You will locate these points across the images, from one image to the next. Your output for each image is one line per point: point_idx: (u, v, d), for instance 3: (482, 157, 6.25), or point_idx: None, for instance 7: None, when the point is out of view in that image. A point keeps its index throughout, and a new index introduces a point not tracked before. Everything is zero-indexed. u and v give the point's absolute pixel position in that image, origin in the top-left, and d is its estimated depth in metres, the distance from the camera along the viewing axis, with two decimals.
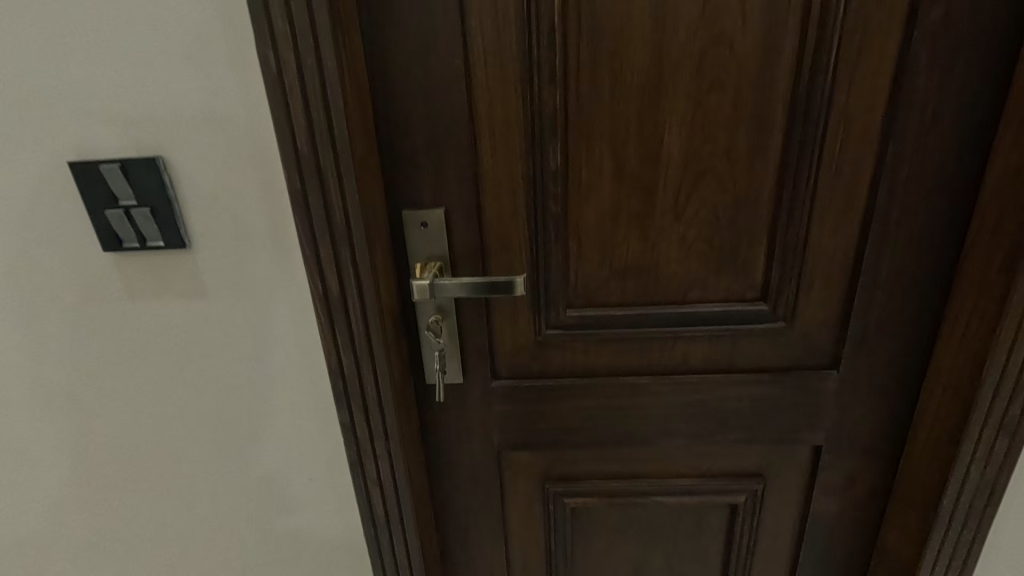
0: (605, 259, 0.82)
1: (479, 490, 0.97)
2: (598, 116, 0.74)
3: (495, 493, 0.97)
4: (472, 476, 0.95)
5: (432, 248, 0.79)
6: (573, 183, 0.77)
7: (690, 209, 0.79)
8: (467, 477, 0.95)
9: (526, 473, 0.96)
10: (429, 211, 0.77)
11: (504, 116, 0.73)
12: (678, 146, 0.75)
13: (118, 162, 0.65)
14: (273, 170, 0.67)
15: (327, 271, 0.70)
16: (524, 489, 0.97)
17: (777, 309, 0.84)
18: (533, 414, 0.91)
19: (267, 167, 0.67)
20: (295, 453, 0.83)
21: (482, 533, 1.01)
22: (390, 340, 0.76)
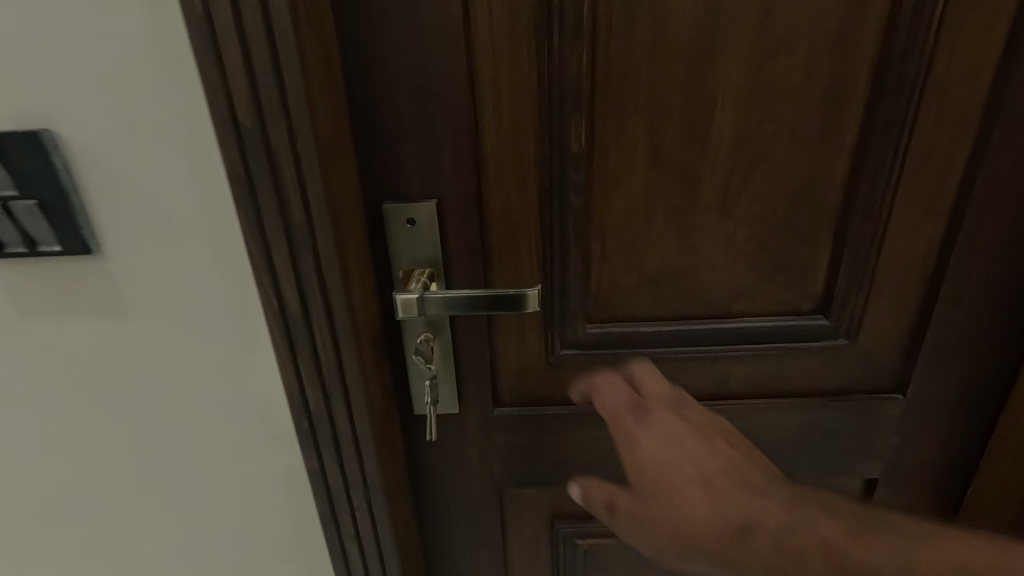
0: (634, 265, 0.67)
1: (477, 534, 0.82)
2: (634, 86, 0.58)
3: (495, 536, 0.83)
4: (468, 518, 0.80)
5: (422, 252, 0.63)
6: (599, 171, 0.62)
7: (742, 204, 0.63)
8: (463, 520, 0.81)
9: (533, 511, 0.82)
10: (417, 205, 0.61)
11: (514, 83, 0.57)
12: (732, 124, 0.60)
13: None
14: (210, 153, 0.50)
15: (283, 285, 0.54)
16: (529, 531, 0.83)
17: (838, 324, 0.70)
18: (542, 447, 0.76)
19: (201, 150, 0.50)
20: (252, 503, 0.68)
21: None
22: (370, 368, 0.60)
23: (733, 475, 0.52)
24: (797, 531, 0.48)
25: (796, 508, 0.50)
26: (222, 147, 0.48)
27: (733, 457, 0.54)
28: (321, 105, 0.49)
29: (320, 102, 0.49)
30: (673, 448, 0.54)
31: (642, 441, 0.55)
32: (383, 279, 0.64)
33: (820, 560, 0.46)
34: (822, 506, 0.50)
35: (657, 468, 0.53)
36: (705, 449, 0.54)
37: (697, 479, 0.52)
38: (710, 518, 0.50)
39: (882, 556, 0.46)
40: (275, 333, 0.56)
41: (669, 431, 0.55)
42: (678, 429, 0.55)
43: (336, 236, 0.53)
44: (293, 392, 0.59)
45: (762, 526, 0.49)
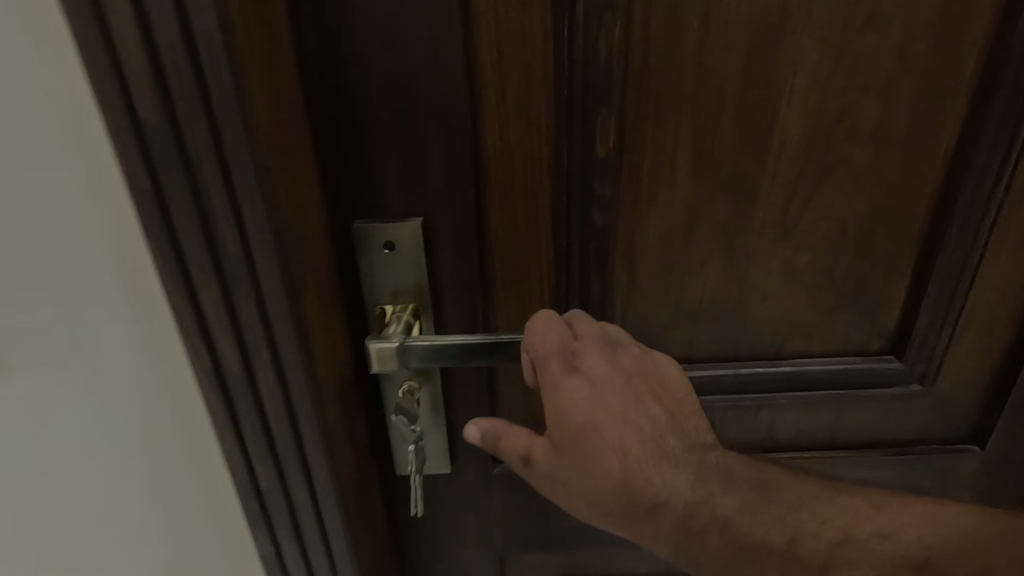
0: (668, 295, 0.54)
1: None
2: (679, 71, 0.45)
3: None
4: None
5: (405, 284, 0.49)
6: (630, 180, 0.48)
7: (805, 221, 0.51)
8: None
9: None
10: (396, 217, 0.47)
11: (525, 67, 0.44)
12: (802, 122, 0.47)
13: None
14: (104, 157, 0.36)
15: (217, 335, 0.40)
16: None
17: (912, 367, 0.57)
18: (551, 509, 0.64)
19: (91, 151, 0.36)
20: None
21: None
22: (338, 433, 0.47)
23: (653, 443, 0.42)
24: (705, 507, 0.41)
25: (708, 483, 0.42)
26: (119, 152, 0.34)
27: (658, 417, 0.43)
28: (267, 96, 0.35)
29: (262, 90, 0.35)
30: (595, 401, 0.43)
31: (563, 392, 0.43)
32: (354, 317, 0.50)
33: (720, 544, 0.41)
34: (735, 480, 0.43)
35: (569, 432, 0.43)
36: (627, 403, 0.43)
37: (614, 445, 0.42)
38: (621, 491, 0.41)
39: (788, 533, 0.41)
40: (208, 396, 0.43)
41: (595, 379, 0.43)
42: (607, 379, 0.43)
43: (288, 274, 0.39)
44: (237, 466, 0.46)
45: (670, 506, 0.41)
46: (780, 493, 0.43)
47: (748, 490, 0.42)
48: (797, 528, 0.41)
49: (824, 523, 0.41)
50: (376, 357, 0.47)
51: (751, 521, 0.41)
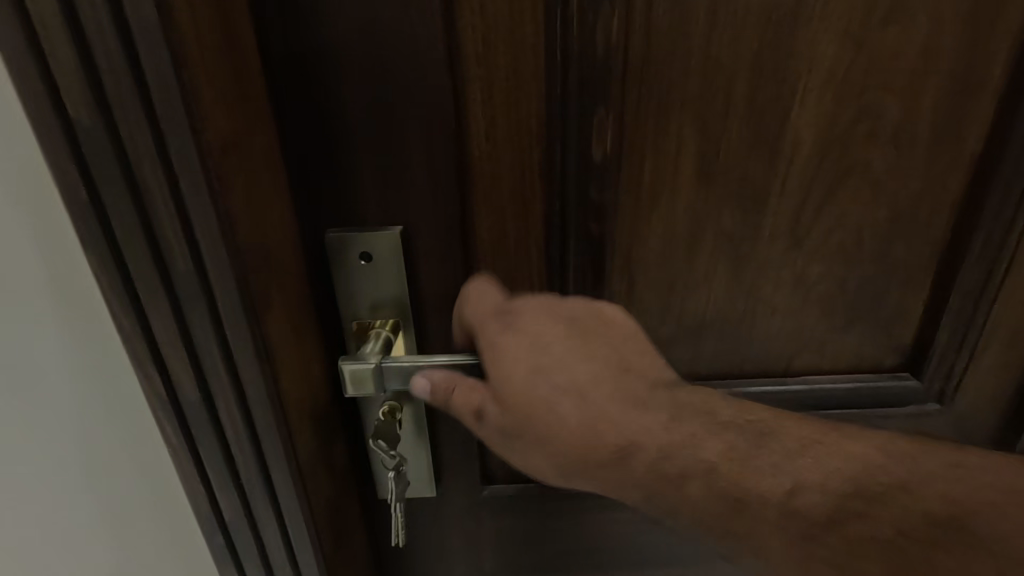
0: (670, 309, 0.50)
1: None
2: (683, 68, 0.41)
3: None
4: None
5: (385, 298, 0.45)
6: (629, 186, 0.44)
7: (818, 230, 0.47)
8: None
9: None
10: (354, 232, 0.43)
11: (514, 64, 0.40)
12: (817, 124, 0.43)
13: None
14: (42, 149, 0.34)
15: (171, 360, 0.36)
16: None
17: (929, 384, 0.54)
18: (545, 532, 0.60)
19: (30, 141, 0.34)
20: None
21: None
22: (311, 462, 0.43)
23: (624, 398, 0.40)
24: (686, 452, 0.39)
25: (686, 425, 0.39)
26: (50, 161, 0.30)
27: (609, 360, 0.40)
28: (220, 95, 0.31)
29: (213, 89, 0.30)
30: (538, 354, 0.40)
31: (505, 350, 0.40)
32: (329, 335, 0.46)
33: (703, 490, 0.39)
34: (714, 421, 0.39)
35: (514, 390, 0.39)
36: (570, 351, 0.40)
37: (567, 391, 0.39)
38: (586, 442, 0.39)
39: (785, 484, 0.38)
40: (164, 426, 0.39)
41: (535, 332, 0.40)
42: (551, 327, 0.40)
43: (249, 294, 0.35)
44: (201, 500, 0.42)
45: (641, 449, 0.39)
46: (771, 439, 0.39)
47: (733, 435, 0.39)
48: (795, 477, 0.38)
49: (821, 479, 0.38)
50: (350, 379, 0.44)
51: (739, 471, 0.39)
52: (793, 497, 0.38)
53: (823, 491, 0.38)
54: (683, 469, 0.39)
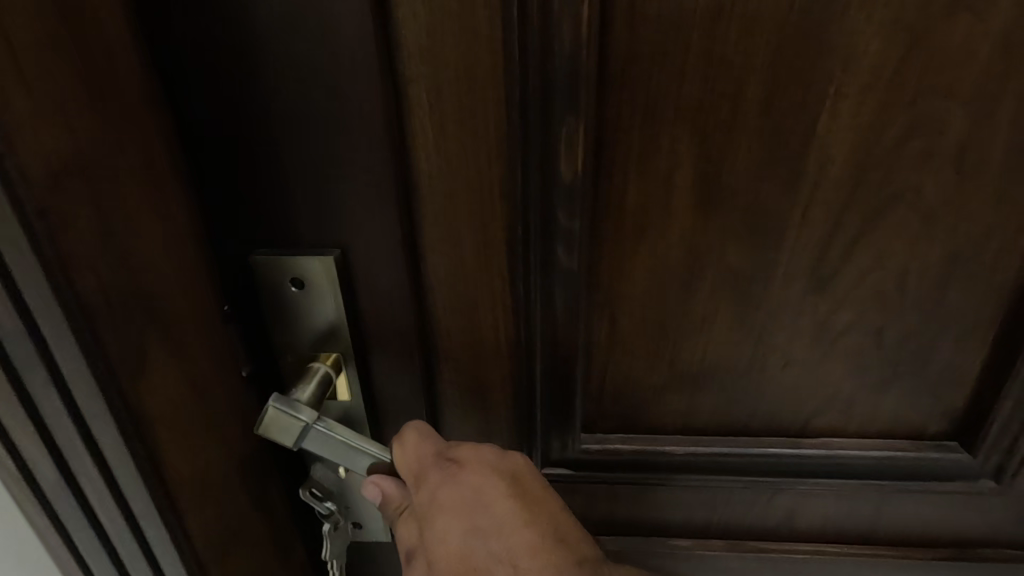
0: (661, 357, 0.42)
1: None
2: (677, 66, 0.32)
3: None
4: None
5: (326, 332, 0.40)
6: (611, 211, 0.36)
7: (850, 269, 0.38)
8: None
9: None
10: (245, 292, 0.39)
11: (463, 60, 0.32)
12: (851, 139, 0.34)
13: None
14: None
15: (12, 415, 0.31)
16: None
17: (983, 459, 0.44)
18: None
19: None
20: None
21: None
22: (226, 527, 0.38)
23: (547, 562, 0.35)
24: None
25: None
26: None
27: (538, 540, 0.36)
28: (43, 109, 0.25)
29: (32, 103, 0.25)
30: (466, 518, 0.36)
31: (437, 512, 0.37)
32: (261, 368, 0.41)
33: None
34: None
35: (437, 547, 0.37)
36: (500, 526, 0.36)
37: (488, 560, 0.36)
38: None
39: None
40: (25, 493, 0.34)
41: (471, 498, 0.37)
42: (490, 496, 0.36)
43: (98, 351, 0.29)
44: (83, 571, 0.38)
45: None
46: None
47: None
48: None
49: None
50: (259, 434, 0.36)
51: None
52: None
53: None
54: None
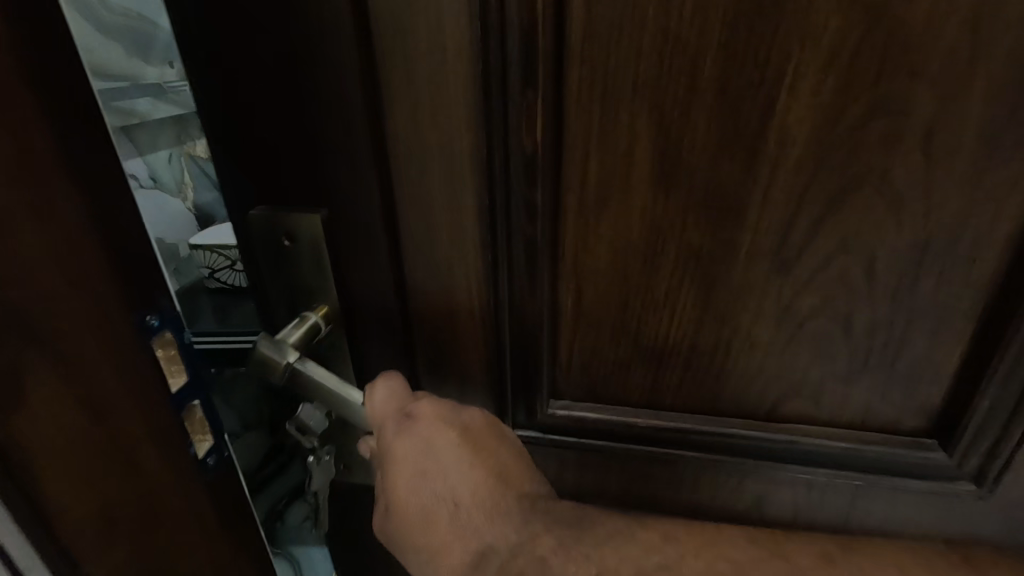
0: (624, 330, 0.43)
1: None
2: (635, 43, 0.33)
3: None
4: None
5: (314, 281, 0.43)
6: (573, 184, 0.38)
7: (813, 252, 0.37)
8: None
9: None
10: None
11: (430, 36, 0.34)
12: (810, 119, 0.34)
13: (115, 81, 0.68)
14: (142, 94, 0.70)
15: None
16: None
17: (959, 459, 0.42)
18: None
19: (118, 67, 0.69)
20: None
21: None
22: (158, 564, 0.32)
23: (489, 495, 0.42)
24: (526, 552, 0.40)
25: (537, 542, 0.40)
26: None
27: (483, 479, 0.42)
28: None
29: None
30: (422, 457, 0.42)
31: (394, 456, 0.42)
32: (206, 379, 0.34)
33: None
34: (556, 516, 0.41)
35: (395, 485, 0.42)
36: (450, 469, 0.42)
37: (442, 497, 0.42)
38: (443, 546, 0.41)
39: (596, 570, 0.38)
40: None
41: (425, 441, 0.41)
42: (444, 441, 0.42)
43: None
44: None
45: (496, 553, 0.40)
46: (595, 526, 0.41)
47: (566, 528, 0.40)
48: (618, 554, 0.39)
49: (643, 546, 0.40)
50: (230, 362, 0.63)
51: (569, 558, 0.39)
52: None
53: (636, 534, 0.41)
54: (541, 529, 0.40)
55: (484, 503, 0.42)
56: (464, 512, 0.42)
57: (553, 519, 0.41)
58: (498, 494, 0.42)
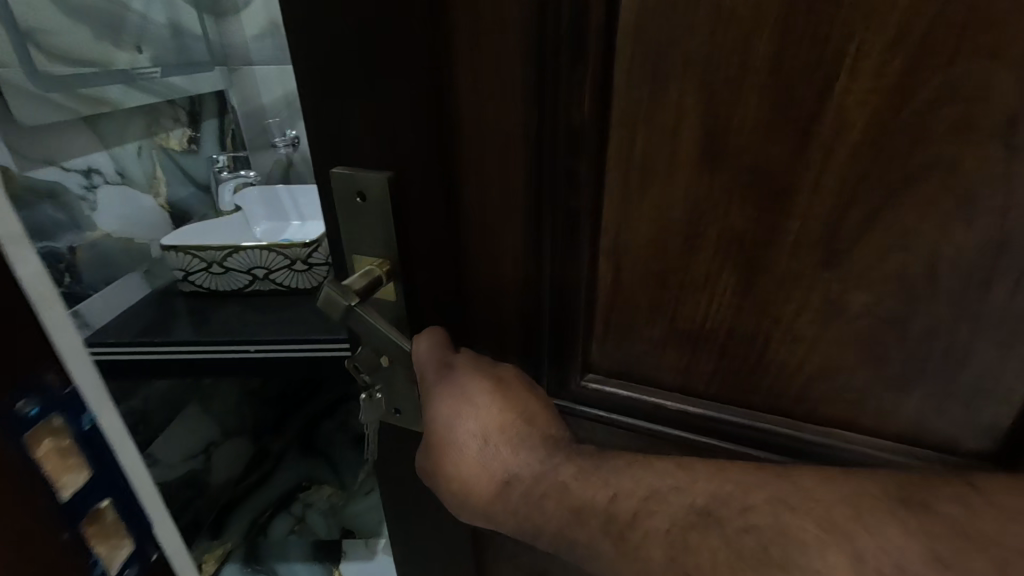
0: (662, 310, 0.44)
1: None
2: (689, 20, 0.33)
3: None
4: (430, 558, 0.67)
5: (376, 236, 0.47)
6: (620, 160, 0.39)
7: (866, 247, 0.36)
8: (423, 557, 0.67)
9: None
10: (216, 269, 1.15)
11: (493, 12, 0.37)
12: (871, 102, 0.32)
13: (95, 68, 1.18)
14: (109, 75, 1.20)
15: None
16: None
17: None
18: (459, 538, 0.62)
19: (79, 52, 1.15)
20: None
21: None
22: None
23: (517, 435, 0.44)
24: (547, 476, 0.42)
25: (558, 470, 0.42)
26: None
27: (514, 423, 0.44)
28: None
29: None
30: (458, 404, 0.45)
31: (434, 400, 0.45)
32: (125, 458, 0.37)
33: (555, 507, 0.41)
34: (580, 452, 0.42)
35: (435, 424, 0.46)
36: (485, 417, 0.44)
37: (474, 436, 0.45)
38: (473, 476, 0.45)
39: (610, 492, 0.39)
40: None
41: (461, 390, 0.44)
42: (479, 391, 0.45)
43: None
44: None
45: (519, 481, 0.43)
46: (615, 455, 0.41)
47: (588, 460, 0.41)
48: (651, 486, 0.38)
49: (672, 479, 0.38)
50: (183, 370, 1.05)
51: (587, 486, 0.40)
52: (638, 520, 0.37)
53: (666, 475, 0.38)
54: (564, 461, 0.42)
55: (511, 442, 0.44)
56: (493, 445, 0.45)
57: (576, 452, 0.42)
58: (524, 435, 0.44)
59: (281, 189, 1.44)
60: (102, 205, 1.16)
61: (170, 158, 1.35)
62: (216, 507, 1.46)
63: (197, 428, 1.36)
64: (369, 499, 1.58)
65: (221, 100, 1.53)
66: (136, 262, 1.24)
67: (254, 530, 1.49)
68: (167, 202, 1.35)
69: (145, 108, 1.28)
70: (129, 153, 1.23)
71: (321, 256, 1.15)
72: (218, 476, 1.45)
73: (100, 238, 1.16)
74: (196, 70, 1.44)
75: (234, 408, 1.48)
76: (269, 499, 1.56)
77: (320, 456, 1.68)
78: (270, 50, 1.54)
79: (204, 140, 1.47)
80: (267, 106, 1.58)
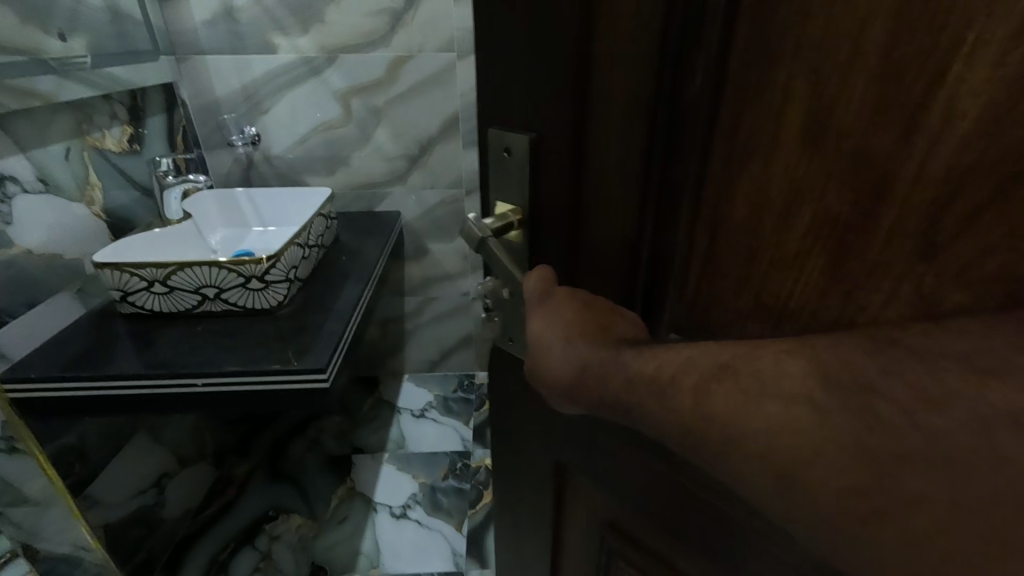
0: (752, 279, 0.47)
1: (521, 480, 0.77)
2: (806, 12, 0.37)
3: (538, 494, 0.75)
4: (516, 459, 0.76)
5: (513, 185, 0.58)
6: (728, 138, 0.45)
7: (961, 248, 0.34)
8: (512, 457, 0.77)
9: (583, 526, 0.70)
10: (158, 289, 1.33)
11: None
12: (988, 94, 0.31)
13: (26, 57, 1.30)
14: (37, 63, 1.32)
15: None
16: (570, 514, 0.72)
17: None
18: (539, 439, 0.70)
19: (9, 39, 1.26)
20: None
21: (522, 528, 0.82)
22: None
23: (590, 331, 0.51)
24: (609, 360, 0.48)
25: (623, 355, 0.47)
26: None
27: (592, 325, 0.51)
28: None
29: None
30: (553, 319, 0.53)
31: (534, 319, 0.55)
32: None
33: (613, 378, 0.47)
34: (642, 345, 0.47)
35: (533, 327, 0.55)
36: (575, 317, 0.52)
37: (558, 334, 0.53)
38: (553, 357, 0.53)
39: (653, 364, 0.44)
40: None
41: (558, 308, 0.54)
42: (571, 305, 0.53)
43: None
44: None
45: (590, 366, 0.49)
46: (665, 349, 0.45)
47: (641, 347, 0.47)
48: (689, 355, 0.42)
49: (716, 353, 0.41)
50: (123, 404, 1.22)
51: (636, 359, 0.46)
52: (672, 384, 0.42)
53: (706, 357, 0.41)
54: (619, 349, 0.48)
55: (585, 338, 0.51)
56: (574, 335, 0.52)
57: (636, 344, 0.48)
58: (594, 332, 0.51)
59: (238, 195, 1.90)
60: (23, 219, 1.27)
61: (102, 156, 1.53)
62: (177, 536, 1.83)
63: (146, 458, 1.66)
64: (341, 535, 1.88)
65: (169, 93, 1.84)
66: (68, 281, 1.40)
67: (215, 567, 1.77)
68: (102, 208, 1.54)
69: (77, 106, 1.44)
70: (56, 156, 1.37)
71: (279, 270, 1.38)
72: (174, 511, 1.82)
73: (19, 256, 1.25)
74: (140, 58, 1.71)
75: (183, 438, 1.85)
76: (234, 528, 1.90)
77: (287, 481, 2.08)
78: (218, 35, 1.84)
79: (147, 137, 1.73)
80: (219, 100, 1.94)
